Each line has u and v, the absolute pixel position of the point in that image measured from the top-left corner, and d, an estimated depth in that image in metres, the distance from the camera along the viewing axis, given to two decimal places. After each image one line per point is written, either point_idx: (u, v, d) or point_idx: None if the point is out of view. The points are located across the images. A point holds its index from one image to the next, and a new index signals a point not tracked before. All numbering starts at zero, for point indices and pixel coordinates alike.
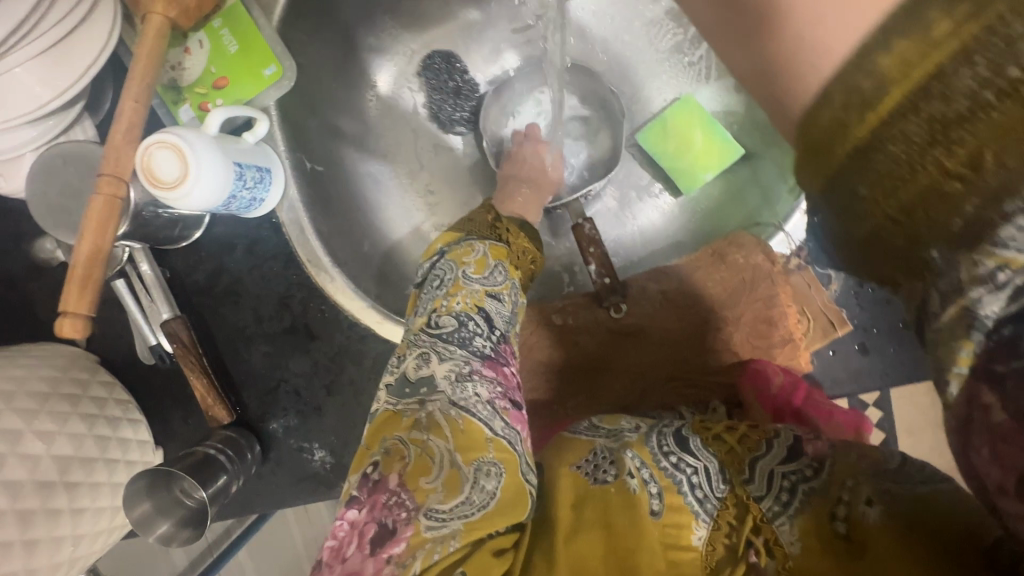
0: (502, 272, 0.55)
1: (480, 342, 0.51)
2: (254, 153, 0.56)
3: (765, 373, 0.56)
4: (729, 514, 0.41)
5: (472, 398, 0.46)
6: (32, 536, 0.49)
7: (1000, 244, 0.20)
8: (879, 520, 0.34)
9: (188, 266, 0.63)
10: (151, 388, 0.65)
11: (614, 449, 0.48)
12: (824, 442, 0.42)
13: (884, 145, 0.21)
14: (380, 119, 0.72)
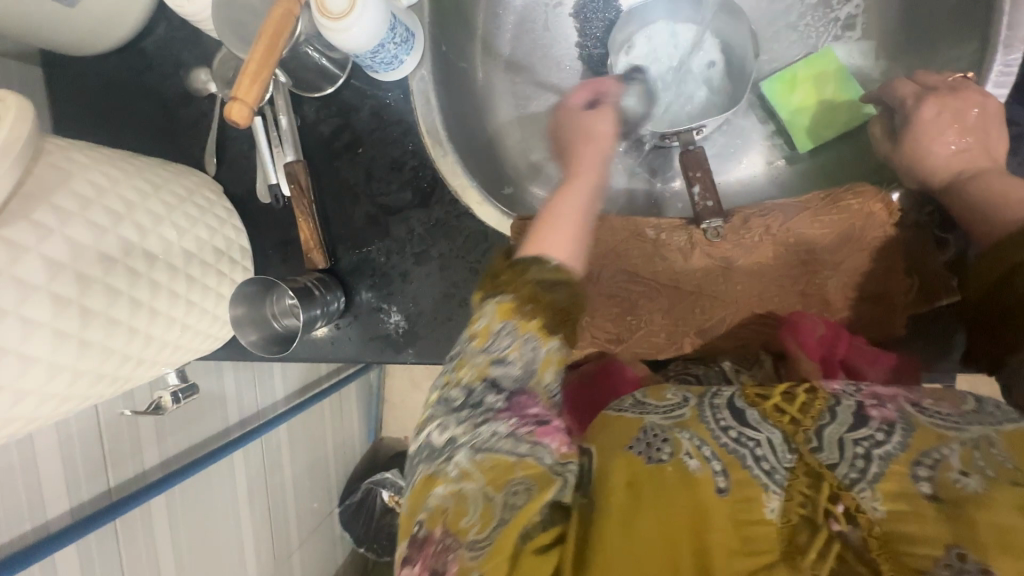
0: (509, 335, 0.47)
1: (491, 399, 0.45)
2: (404, 15, 0.59)
3: (812, 328, 0.55)
4: (801, 484, 0.38)
5: (490, 438, 0.42)
6: (155, 305, 0.56)
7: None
8: (984, 490, 0.33)
9: (317, 119, 0.68)
10: (260, 226, 0.71)
11: (662, 422, 0.42)
12: (891, 407, 0.39)
13: (1019, 272, 0.45)
14: (511, 25, 0.75)
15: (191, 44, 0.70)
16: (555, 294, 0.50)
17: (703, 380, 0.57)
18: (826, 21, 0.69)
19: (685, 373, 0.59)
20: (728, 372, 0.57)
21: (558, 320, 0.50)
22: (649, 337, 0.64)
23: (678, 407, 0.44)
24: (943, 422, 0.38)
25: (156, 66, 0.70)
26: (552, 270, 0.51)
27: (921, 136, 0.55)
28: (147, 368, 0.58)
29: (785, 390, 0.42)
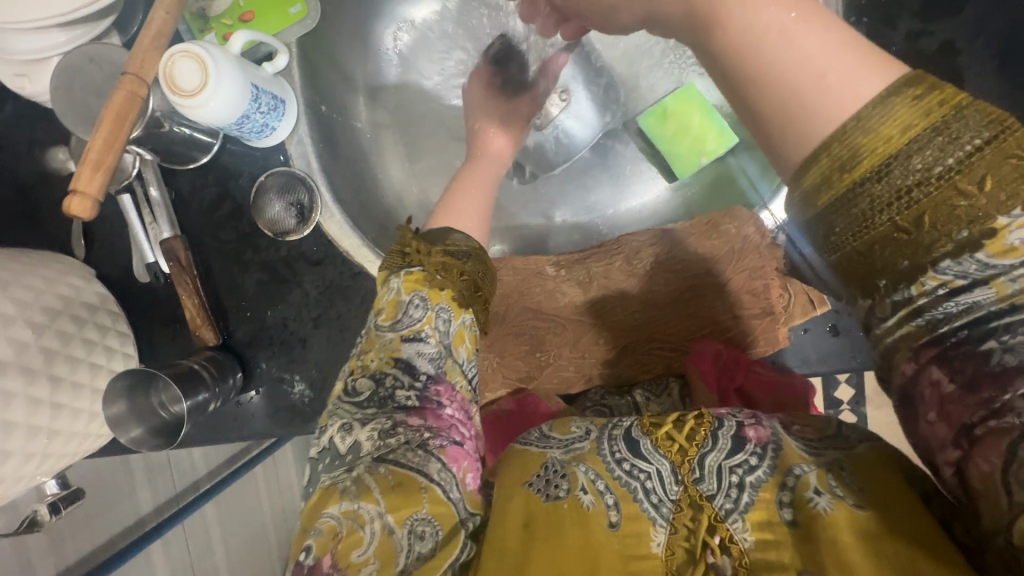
0: (420, 304, 0.51)
1: (403, 394, 0.47)
2: (270, 82, 0.58)
3: (706, 354, 0.59)
4: (685, 517, 0.41)
5: (400, 448, 0.43)
6: (11, 417, 0.51)
7: (939, 270, 0.30)
8: (832, 509, 0.36)
9: (194, 189, 0.65)
10: (141, 306, 0.66)
11: (562, 457, 0.44)
12: (767, 427, 0.42)
13: (866, 183, 0.30)
14: (394, 75, 0.75)
15: (45, 121, 0.65)
16: (467, 264, 0.54)
17: (615, 412, 0.58)
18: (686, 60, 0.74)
19: (600, 403, 0.60)
20: (638, 402, 0.59)
21: (468, 289, 0.53)
22: (559, 372, 0.63)
23: (581, 439, 0.46)
24: (806, 448, 0.40)
25: (7, 147, 0.65)
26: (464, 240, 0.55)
27: None
28: (12, 484, 0.53)
29: (675, 417, 0.44)
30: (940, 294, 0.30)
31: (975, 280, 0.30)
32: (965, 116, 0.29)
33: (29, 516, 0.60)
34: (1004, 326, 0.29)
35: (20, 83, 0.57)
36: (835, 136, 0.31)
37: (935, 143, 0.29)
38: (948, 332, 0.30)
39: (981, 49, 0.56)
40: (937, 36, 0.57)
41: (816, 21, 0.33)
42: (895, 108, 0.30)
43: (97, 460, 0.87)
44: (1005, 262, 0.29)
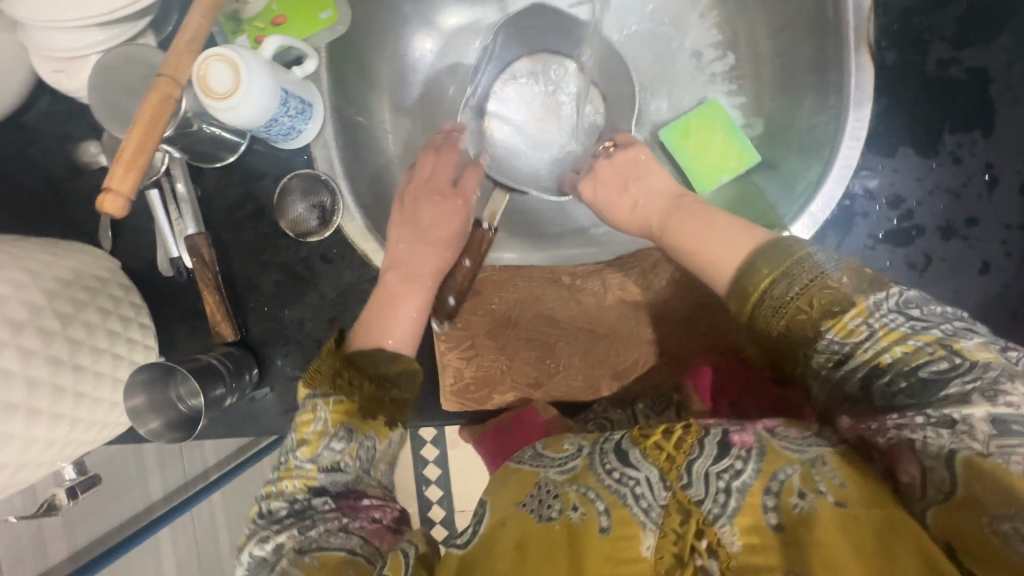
0: (339, 442, 0.48)
1: (321, 501, 0.46)
2: (299, 85, 0.59)
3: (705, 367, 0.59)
4: (674, 522, 0.40)
5: (320, 536, 0.43)
6: (35, 404, 0.52)
7: (825, 346, 0.43)
8: (815, 509, 0.37)
9: (219, 187, 0.66)
10: (163, 299, 0.67)
11: (557, 478, 0.45)
12: (749, 431, 0.43)
13: (759, 305, 0.46)
14: (417, 81, 0.75)
15: (79, 115, 0.67)
16: (399, 386, 0.54)
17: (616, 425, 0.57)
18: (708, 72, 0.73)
19: (602, 416, 0.59)
20: (640, 416, 0.58)
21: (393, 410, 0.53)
22: (566, 381, 0.62)
23: (573, 457, 0.46)
24: (791, 448, 0.41)
25: (40, 139, 0.67)
26: (391, 360, 0.54)
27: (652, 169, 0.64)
28: (34, 469, 0.55)
29: (663, 427, 0.44)
30: (835, 363, 0.42)
31: (848, 355, 0.42)
32: (803, 262, 0.45)
33: (48, 500, 0.62)
34: (887, 385, 0.40)
35: (58, 78, 0.59)
36: (738, 277, 0.48)
37: (787, 281, 0.45)
38: (854, 390, 0.42)
39: (1014, 79, 0.56)
40: (969, 64, 0.57)
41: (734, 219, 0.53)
42: (777, 259, 0.46)
43: (106, 448, 0.88)
44: (854, 340, 0.41)
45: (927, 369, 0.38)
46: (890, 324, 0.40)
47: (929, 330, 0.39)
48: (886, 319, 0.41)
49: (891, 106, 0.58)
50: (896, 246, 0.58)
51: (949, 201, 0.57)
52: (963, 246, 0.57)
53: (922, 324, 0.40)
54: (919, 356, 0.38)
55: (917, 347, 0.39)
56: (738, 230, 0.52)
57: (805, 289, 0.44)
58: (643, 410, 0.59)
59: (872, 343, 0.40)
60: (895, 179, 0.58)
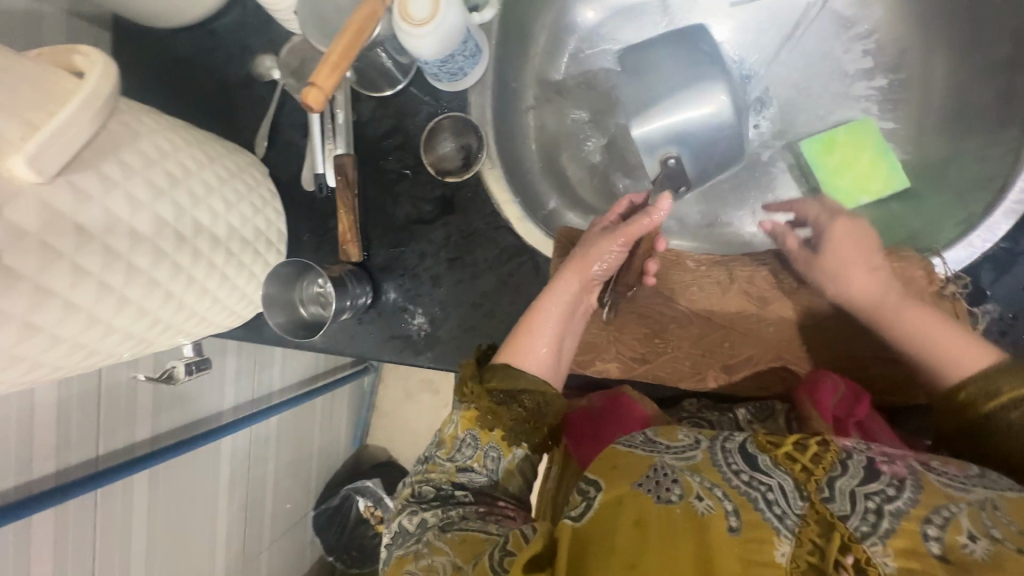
0: (472, 442, 0.61)
1: (462, 491, 0.58)
2: (475, 31, 0.62)
3: (824, 384, 0.54)
4: (812, 532, 0.36)
5: (461, 519, 0.54)
6: (193, 273, 0.54)
7: None
8: (994, 552, 0.32)
9: (372, 117, 0.69)
10: (298, 212, 0.71)
11: (675, 463, 0.42)
12: (902, 464, 0.39)
13: (991, 418, 0.46)
14: (565, 55, 0.78)
15: (261, 32, 0.72)
16: (523, 401, 0.56)
17: (716, 426, 0.57)
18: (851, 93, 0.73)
19: (698, 416, 0.59)
20: (741, 422, 0.57)
21: (521, 425, 0.57)
22: (673, 364, 0.62)
23: (692, 448, 0.44)
24: (956, 487, 0.37)
25: (222, 47, 0.72)
26: (533, 383, 0.55)
27: (853, 271, 0.56)
28: (170, 336, 0.56)
29: (798, 441, 0.42)
30: None
31: None
32: None
33: (169, 369, 0.67)
34: None
35: None
36: (973, 393, 0.48)
37: None
38: None
39: None
40: None
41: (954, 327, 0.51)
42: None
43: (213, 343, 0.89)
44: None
45: None
46: None
47: None
48: None
49: None
50: None
51: None
52: None
53: None
54: None
55: None
56: (961, 342, 0.51)
57: None
58: (742, 417, 0.58)
59: None
60: None
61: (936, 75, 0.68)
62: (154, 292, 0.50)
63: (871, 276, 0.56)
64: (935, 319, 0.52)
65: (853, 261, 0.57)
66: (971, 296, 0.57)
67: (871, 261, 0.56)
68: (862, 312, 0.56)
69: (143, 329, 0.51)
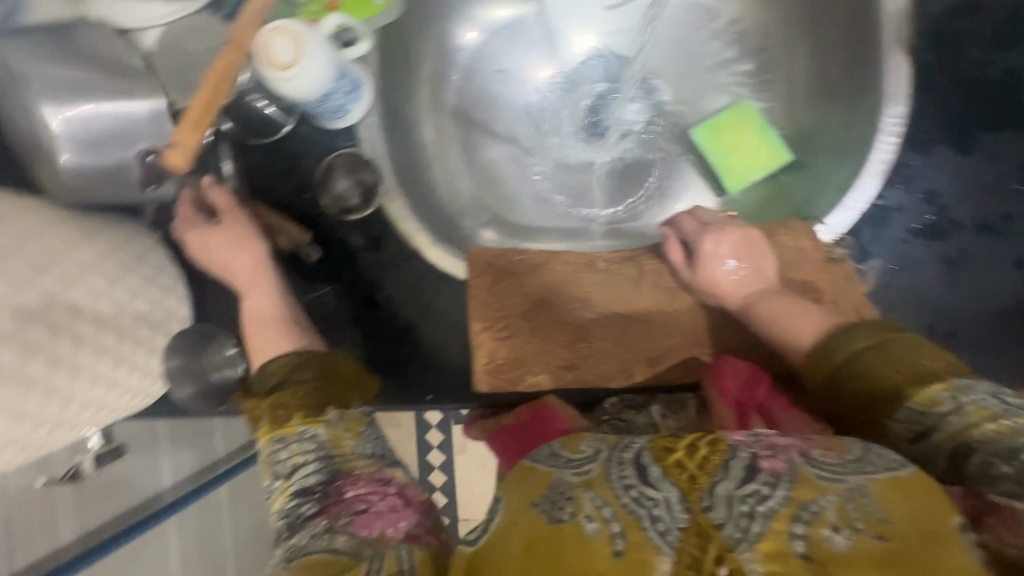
0: (282, 452, 0.49)
1: (305, 506, 0.45)
2: (350, 66, 0.61)
3: (728, 370, 0.55)
4: (692, 545, 0.35)
5: (304, 543, 0.42)
6: (78, 361, 0.50)
7: (898, 420, 0.42)
8: (852, 548, 0.33)
9: (262, 164, 0.67)
10: (199, 272, 0.67)
11: (570, 480, 0.39)
12: (783, 457, 0.38)
13: (837, 374, 0.48)
14: (456, 74, 0.79)
15: None
16: (300, 373, 0.55)
17: (632, 426, 0.56)
18: (725, 78, 0.77)
19: (617, 415, 0.58)
20: (656, 417, 0.57)
21: (316, 393, 0.53)
22: (600, 366, 0.62)
23: (589, 460, 0.40)
24: (826, 476, 0.37)
25: None
26: (284, 363, 0.55)
27: (715, 262, 0.58)
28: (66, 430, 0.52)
29: (691, 442, 0.40)
30: (919, 432, 0.41)
31: (934, 424, 0.40)
32: (900, 342, 0.45)
33: (75, 468, 0.57)
34: (986, 464, 0.37)
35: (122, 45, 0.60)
36: (818, 350, 0.50)
37: (881, 355, 0.45)
38: (942, 468, 0.40)
39: None
40: (1000, 66, 0.58)
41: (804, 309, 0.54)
42: (871, 332, 0.47)
43: None
44: (937, 411, 0.40)
45: None
46: (988, 403, 0.39)
47: None
48: (983, 399, 0.39)
49: (927, 104, 0.59)
50: (930, 240, 0.59)
51: (983, 197, 0.58)
52: (994, 244, 0.58)
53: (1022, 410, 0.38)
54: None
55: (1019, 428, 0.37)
56: (807, 320, 0.53)
57: (895, 361, 0.45)
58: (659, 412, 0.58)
59: (959, 417, 0.39)
60: (931, 175, 0.59)
61: (798, 54, 0.73)
62: (31, 390, 0.46)
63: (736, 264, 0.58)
64: (795, 303, 0.55)
65: (714, 250, 0.58)
66: (856, 254, 0.60)
67: (743, 249, 0.58)
68: (730, 303, 0.59)
69: (26, 431, 0.47)
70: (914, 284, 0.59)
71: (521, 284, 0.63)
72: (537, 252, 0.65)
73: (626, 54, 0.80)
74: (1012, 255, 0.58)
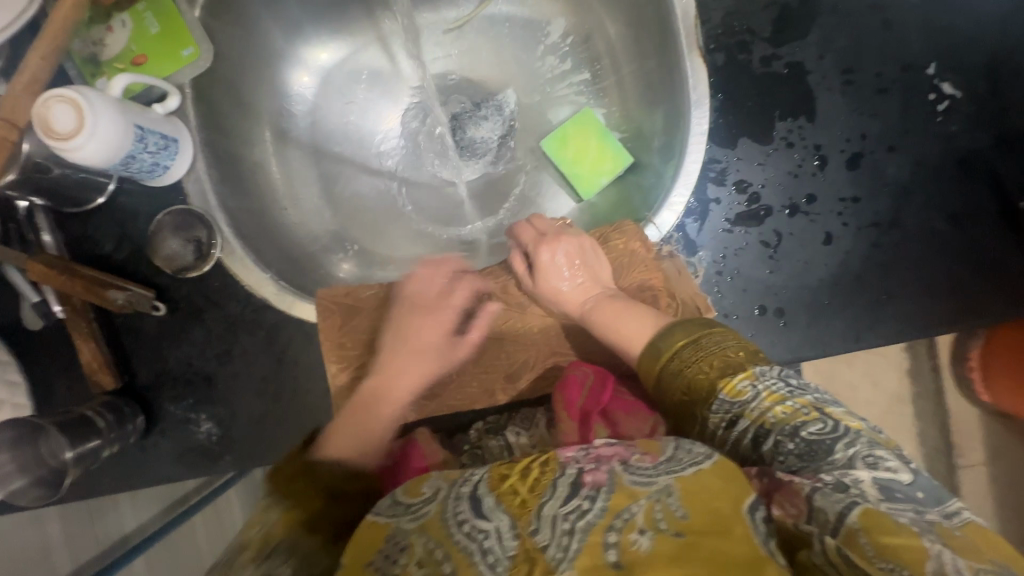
0: None
1: None
2: (157, 122, 0.59)
3: (575, 378, 0.55)
4: (520, 575, 0.37)
5: None
6: None
7: (713, 410, 0.46)
8: (654, 546, 0.35)
9: (89, 232, 0.64)
10: (35, 354, 0.63)
11: (406, 527, 0.40)
12: (604, 468, 0.40)
13: (664, 372, 0.51)
14: (302, 112, 0.78)
15: None
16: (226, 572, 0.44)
17: (485, 455, 0.57)
18: (565, 89, 0.80)
19: (476, 445, 0.59)
20: (512, 440, 0.58)
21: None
22: (460, 390, 0.63)
23: (427, 502, 0.42)
24: (636, 479, 0.39)
25: None
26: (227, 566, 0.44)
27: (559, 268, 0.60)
28: None
29: (522, 468, 0.42)
30: (727, 421, 0.46)
31: (737, 412, 0.45)
32: (714, 337, 0.50)
33: None
34: (775, 448, 0.42)
35: None
36: (650, 349, 0.53)
37: (700, 348, 0.49)
38: (746, 453, 0.45)
39: (824, 68, 0.62)
40: (786, 59, 0.62)
41: (637, 309, 0.57)
42: (691, 329, 0.51)
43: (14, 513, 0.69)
44: (742, 400, 0.45)
45: (809, 431, 0.42)
46: (774, 388, 0.45)
47: (803, 395, 0.44)
48: (771, 383, 0.45)
49: (727, 101, 0.62)
50: (749, 226, 0.62)
51: (789, 181, 0.62)
52: (806, 223, 0.62)
53: (798, 390, 0.45)
54: (801, 418, 0.43)
55: (796, 409, 0.43)
56: (639, 319, 0.55)
57: (709, 355, 0.49)
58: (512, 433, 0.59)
59: (756, 403, 0.44)
60: (740, 166, 0.62)
61: (620, 57, 0.75)
62: None
63: (575, 267, 0.60)
64: (630, 304, 0.58)
65: (558, 251, 0.60)
66: (685, 248, 0.63)
67: (581, 256, 0.61)
68: (573, 309, 0.60)
69: None
70: (741, 269, 0.62)
71: (373, 318, 0.64)
72: (389, 285, 0.65)
73: (471, 76, 0.82)
74: (823, 231, 0.62)
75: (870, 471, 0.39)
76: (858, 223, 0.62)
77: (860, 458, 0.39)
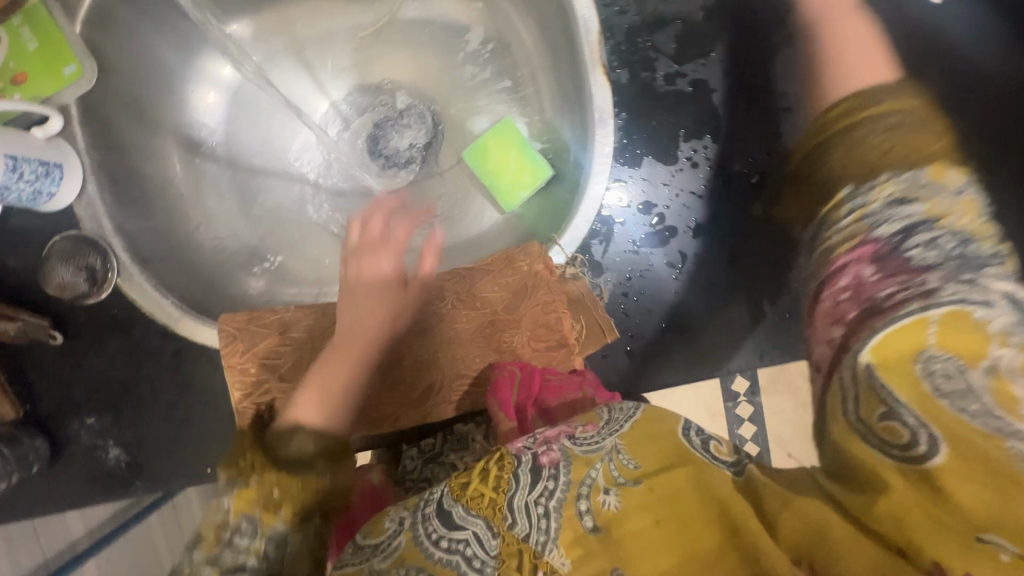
0: None
1: None
2: (34, 148, 0.58)
3: (504, 380, 0.57)
4: (510, 567, 0.38)
5: None
6: None
7: (868, 192, 0.43)
8: (622, 502, 0.38)
9: None
10: None
11: (381, 567, 0.39)
12: (557, 447, 0.42)
13: (857, 128, 0.46)
14: (213, 124, 0.76)
15: None
16: None
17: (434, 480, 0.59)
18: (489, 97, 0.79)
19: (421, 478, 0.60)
20: (453, 462, 0.61)
21: None
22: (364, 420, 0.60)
23: (393, 535, 0.40)
24: (583, 448, 0.41)
25: None
26: None
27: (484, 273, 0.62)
28: None
29: (479, 469, 0.42)
30: (887, 204, 0.41)
31: (899, 198, 0.41)
32: (885, 113, 0.46)
33: None
34: (932, 239, 0.38)
35: None
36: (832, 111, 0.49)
37: (875, 126, 0.45)
38: (886, 237, 0.40)
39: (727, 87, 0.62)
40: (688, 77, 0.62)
41: (852, 52, 0.52)
42: (874, 101, 0.47)
43: None
44: (942, 188, 0.40)
45: (981, 242, 0.38)
46: (944, 196, 0.40)
47: (972, 201, 0.40)
48: (967, 192, 0.40)
49: (630, 121, 0.62)
50: (655, 247, 0.63)
51: (693, 202, 0.63)
52: (711, 243, 0.63)
53: (971, 193, 0.40)
54: (981, 232, 0.38)
55: (978, 220, 0.39)
56: (854, 68, 0.51)
57: (887, 134, 0.44)
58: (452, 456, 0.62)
59: (948, 198, 0.40)
60: (645, 187, 0.63)
61: (541, 67, 0.74)
62: None
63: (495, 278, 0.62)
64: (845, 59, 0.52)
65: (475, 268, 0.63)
66: (591, 270, 0.64)
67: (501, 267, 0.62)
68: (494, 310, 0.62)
69: None
70: (647, 289, 0.63)
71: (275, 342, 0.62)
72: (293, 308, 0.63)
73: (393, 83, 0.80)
74: (726, 251, 0.62)
75: (977, 276, 0.36)
76: (764, 241, 0.62)
77: (976, 273, 0.36)
